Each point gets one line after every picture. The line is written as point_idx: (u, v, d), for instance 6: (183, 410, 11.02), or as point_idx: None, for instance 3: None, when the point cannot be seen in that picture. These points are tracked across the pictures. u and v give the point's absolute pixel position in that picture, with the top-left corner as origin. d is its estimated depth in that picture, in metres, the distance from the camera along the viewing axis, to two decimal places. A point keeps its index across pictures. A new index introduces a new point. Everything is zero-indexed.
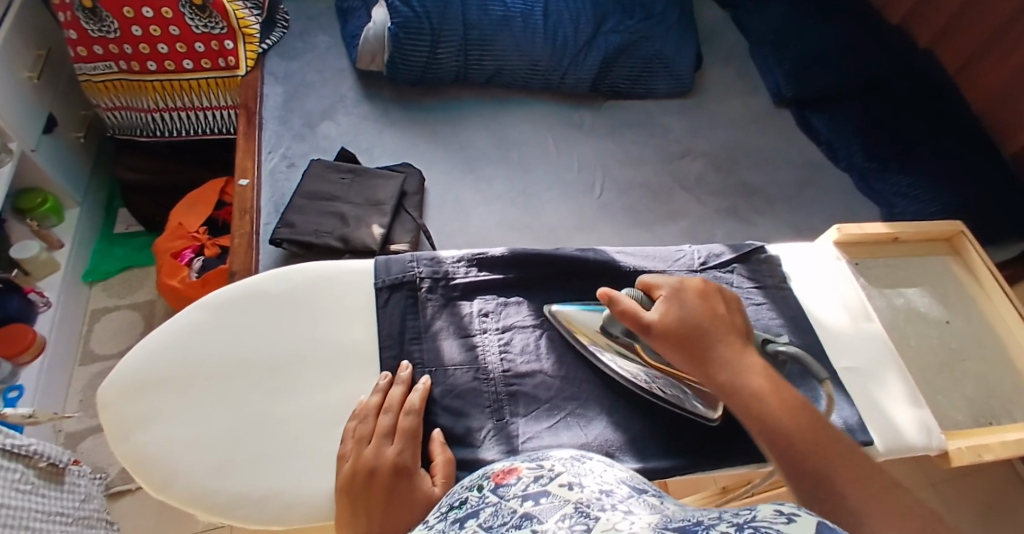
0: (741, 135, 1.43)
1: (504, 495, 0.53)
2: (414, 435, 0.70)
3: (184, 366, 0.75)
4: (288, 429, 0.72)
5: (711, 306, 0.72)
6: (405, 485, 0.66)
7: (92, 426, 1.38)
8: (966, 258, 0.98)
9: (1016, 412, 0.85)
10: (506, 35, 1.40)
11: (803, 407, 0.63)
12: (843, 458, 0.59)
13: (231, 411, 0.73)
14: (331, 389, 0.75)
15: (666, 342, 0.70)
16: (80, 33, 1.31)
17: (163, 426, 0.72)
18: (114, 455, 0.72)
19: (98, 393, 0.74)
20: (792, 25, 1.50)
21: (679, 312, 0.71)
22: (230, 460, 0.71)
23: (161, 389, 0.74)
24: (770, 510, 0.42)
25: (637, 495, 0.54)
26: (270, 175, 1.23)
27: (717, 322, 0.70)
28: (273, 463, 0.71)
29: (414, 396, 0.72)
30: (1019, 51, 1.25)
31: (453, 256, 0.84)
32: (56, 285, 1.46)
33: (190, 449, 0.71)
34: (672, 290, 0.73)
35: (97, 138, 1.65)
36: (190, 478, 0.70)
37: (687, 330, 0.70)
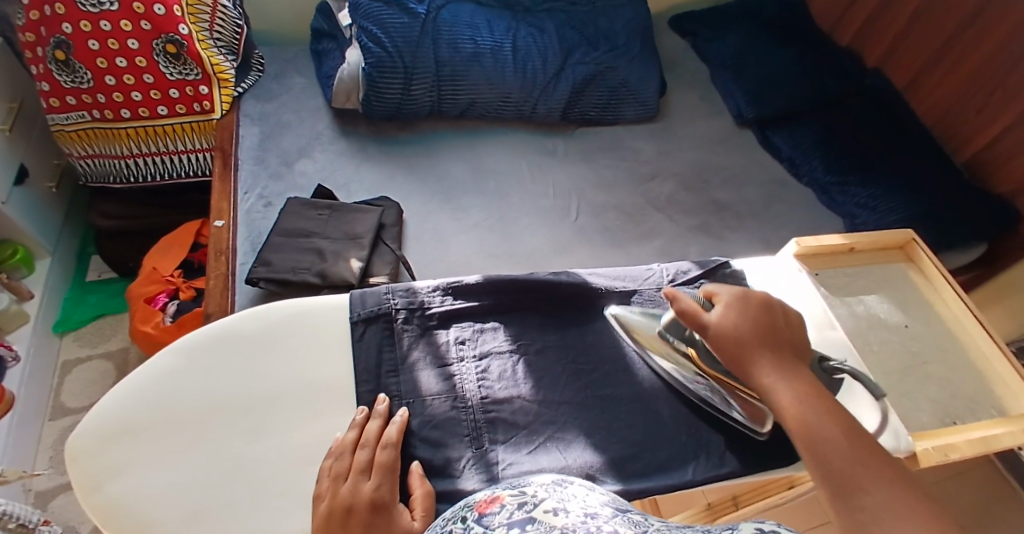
0: (709, 155, 1.46)
1: (488, 525, 0.53)
2: (392, 468, 0.70)
3: (158, 414, 0.74)
4: (264, 472, 0.72)
5: (770, 314, 0.73)
6: (384, 521, 0.66)
7: (63, 483, 1.34)
8: (919, 264, 1.00)
9: (983, 412, 0.87)
10: (477, 70, 1.42)
11: (843, 417, 0.65)
12: (871, 465, 0.60)
13: (207, 456, 0.72)
14: (309, 428, 0.74)
15: (721, 347, 0.72)
16: (53, 84, 1.31)
17: (137, 476, 0.71)
18: (86, 509, 0.70)
19: (68, 444, 0.73)
20: (750, 50, 1.56)
21: (736, 318, 0.72)
22: (204, 508, 0.70)
23: (134, 439, 0.73)
24: (751, 529, 0.47)
25: (622, 514, 0.55)
26: (245, 216, 1.23)
27: (772, 335, 0.71)
28: (248, 508, 0.70)
29: (391, 429, 0.72)
30: (966, 64, 1.31)
31: (428, 286, 0.84)
32: (27, 338, 1.44)
33: (163, 498, 0.70)
34: (731, 295, 0.74)
35: (70, 187, 1.65)
36: (164, 526, 0.69)
37: (743, 337, 0.71)
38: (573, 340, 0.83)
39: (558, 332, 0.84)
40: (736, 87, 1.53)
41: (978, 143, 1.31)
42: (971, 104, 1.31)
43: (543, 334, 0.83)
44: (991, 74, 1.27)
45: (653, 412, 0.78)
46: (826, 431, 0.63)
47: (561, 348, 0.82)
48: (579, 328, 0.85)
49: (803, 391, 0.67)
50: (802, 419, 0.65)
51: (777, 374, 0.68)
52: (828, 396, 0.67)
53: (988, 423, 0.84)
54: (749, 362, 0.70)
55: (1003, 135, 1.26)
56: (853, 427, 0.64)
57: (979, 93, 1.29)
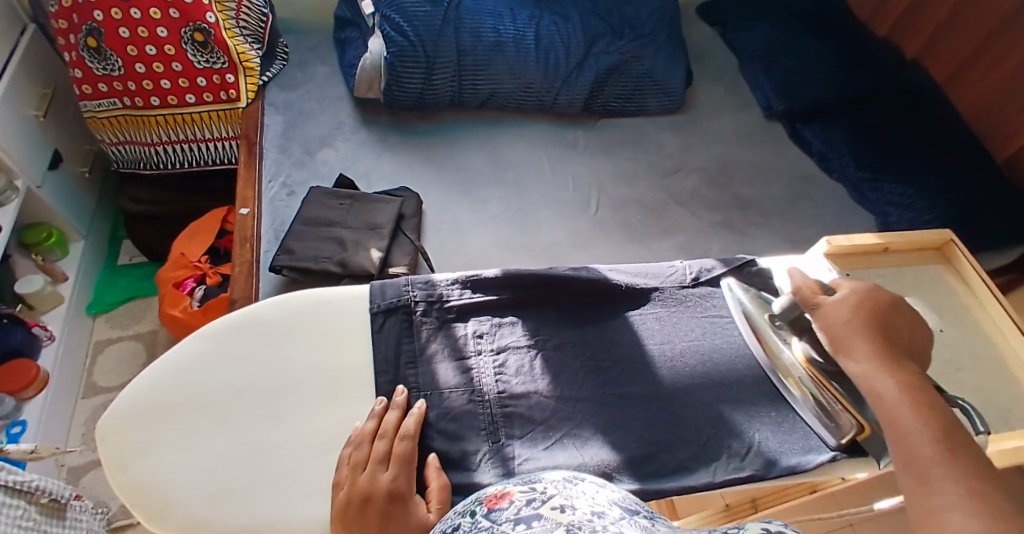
0: (734, 149, 1.44)
1: (496, 520, 0.54)
2: (409, 460, 0.70)
3: (183, 397, 0.76)
4: (285, 458, 0.73)
5: (894, 310, 0.68)
6: (402, 509, 0.66)
7: (94, 460, 1.38)
8: (957, 267, 0.98)
9: (1013, 420, 0.85)
10: (500, 61, 1.42)
11: (944, 416, 0.58)
12: (958, 463, 0.54)
13: (230, 440, 0.73)
14: (329, 416, 0.75)
15: (827, 328, 0.69)
16: (85, 71, 1.35)
17: (161, 457, 0.73)
18: (112, 487, 0.72)
19: (98, 424, 0.75)
20: (779, 41, 1.53)
21: (856, 305, 0.68)
22: (227, 491, 0.71)
23: (161, 421, 0.75)
24: (757, 529, 0.47)
25: (629, 516, 0.55)
26: (270, 203, 1.25)
27: (892, 327, 0.66)
28: (271, 492, 0.71)
29: (409, 421, 0.73)
30: (1009, 59, 1.27)
31: (447, 279, 0.84)
32: (60, 318, 1.48)
33: (188, 479, 0.72)
34: (860, 286, 0.70)
35: (101, 171, 1.70)
36: (190, 508, 0.70)
37: (852, 322, 0.67)
38: (591, 337, 0.83)
39: (576, 329, 0.83)
40: (765, 79, 1.50)
41: (1018, 140, 1.28)
42: (1012, 99, 1.28)
43: (559, 330, 0.83)
44: None
45: (669, 411, 0.78)
46: (917, 422, 0.58)
47: (578, 344, 0.82)
48: (596, 325, 0.84)
49: (904, 384, 0.61)
50: (892, 407, 0.60)
51: (879, 361, 0.63)
52: (932, 395, 0.61)
53: (1021, 432, 0.83)
54: (854, 346, 0.66)
55: None
56: (948, 430, 0.57)
57: (1019, 88, 1.26)
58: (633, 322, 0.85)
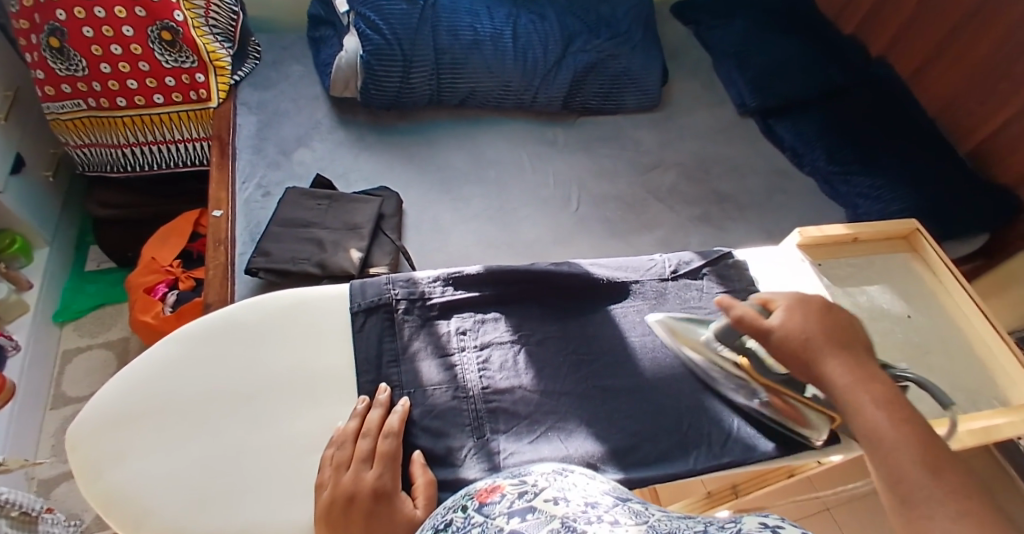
0: (711, 144, 1.46)
1: (488, 514, 0.53)
2: (394, 457, 0.70)
3: (160, 402, 0.74)
4: (266, 462, 0.71)
5: (836, 318, 0.71)
6: (388, 507, 0.66)
7: (65, 472, 1.34)
8: (923, 255, 0.99)
9: (983, 402, 0.87)
10: (477, 58, 1.41)
11: (914, 420, 0.61)
12: (935, 467, 0.57)
13: (209, 444, 0.72)
14: (311, 418, 0.74)
15: (784, 348, 0.71)
16: (48, 72, 1.31)
17: (136, 466, 0.71)
18: (86, 497, 0.70)
19: (69, 434, 0.72)
20: (752, 38, 1.55)
21: (801, 320, 0.71)
22: (207, 497, 0.69)
23: (137, 429, 0.73)
24: (755, 522, 0.48)
25: (622, 503, 0.55)
26: (244, 205, 1.23)
27: (842, 334, 0.70)
28: (252, 496, 0.70)
29: (393, 418, 0.72)
30: (973, 52, 1.30)
31: (428, 276, 0.83)
32: (26, 327, 1.44)
33: (165, 486, 0.70)
34: (792, 301, 0.73)
35: (68, 175, 1.65)
36: (168, 516, 0.68)
37: (807, 337, 0.70)
38: (575, 332, 0.83)
39: (559, 323, 0.83)
40: (739, 76, 1.52)
41: (984, 132, 1.31)
42: (977, 92, 1.31)
43: (543, 325, 0.83)
44: (998, 63, 1.26)
45: (654, 401, 0.78)
46: (893, 429, 0.60)
47: (561, 338, 0.82)
48: (580, 319, 0.84)
49: (874, 393, 0.64)
50: (868, 418, 0.62)
51: (846, 372, 0.66)
52: (898, 398, 0.64)
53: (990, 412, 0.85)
54: (818, 360, 0.68)
55: (1009, 123, 1.26)
56: (928, 434, 0.60)
57: (985, 81, 1.29)
58: (615, 316, 0.85)
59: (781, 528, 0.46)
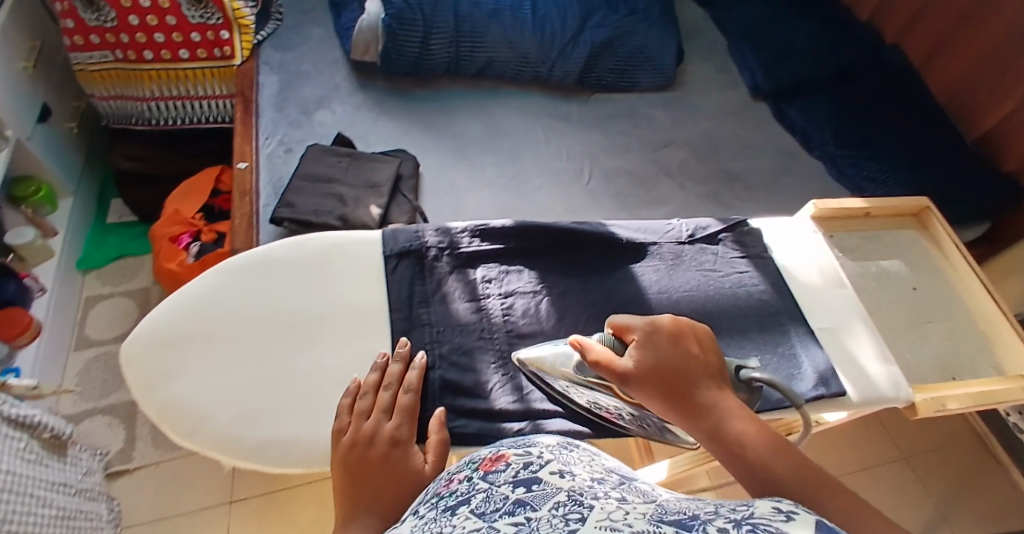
0: (722, 125, 1.49)
1: (494, 482, 0.54)
2: (413, 412, 0.73)
3: (205, 324, 0.78)
4: (308, 382, 0.76)
5: (685, 347, 0.68)
6: (400, 457, 0.68)
7: (89, 409, 1.40)
8: (932, 231, 1.04)
9: (978, 369, 0.92)
10: (496, 28, 1.45)
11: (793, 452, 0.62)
12: (831, 497, 0.57)
13: (255, 365, 0.76)
14: (348, 346, 0.78)
15: (649, 391, 0.66)
16: (78, 21, 1.34)
17: (187, 381, 0.75)
18: (141, 407, 0.74)
19: (122, 349, 0.77)
20: (767, 23, 1.58)
21: (655, 357, 0.67)
22: (253, 409, 0.74)
23: (185, 347, 0.77)
24: (768, 507, 0.49)
25: (627, 482, 0.59)
26: (267, 159, 1.27)
27: (696, 366, 0.67)
28: (295, 411, 0.74)
29: (412, 374, 0.75)
30: (983, 42, 1.34)
31: (458, 227, 0.88)
32: (52, 271, 1.48)
33: (214, 399, 0.74)
34: (641, 332, 0.69)
35: (90, 128, 1.69)
36: (217, 426, 0.73)
37: (667, 377, 0.66)
38: (595, 286, 0.87)
39: (581, 279, 0.87)
40: (754, 58, 1.55)
41: (991, 121, 1.35)
42: (986, 81, 1.35)
43: (565, 278, 0.87)
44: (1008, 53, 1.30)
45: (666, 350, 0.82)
46: (781, 468, 0.60)
47: (581, 292, 0.86)
48: (599, 276, 0.88)
49: (744, 430, 0.63)
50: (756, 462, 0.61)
51: (719, 417, 0.64)
52: (771, 431, 0.64)
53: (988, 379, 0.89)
54: (686, 401, 0.65)
55: (1015, 113, 1.30)
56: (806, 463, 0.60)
57: (994, 70, 1.33)
58: (636, 274, 0.89)
59: (795, 515, 0.47)
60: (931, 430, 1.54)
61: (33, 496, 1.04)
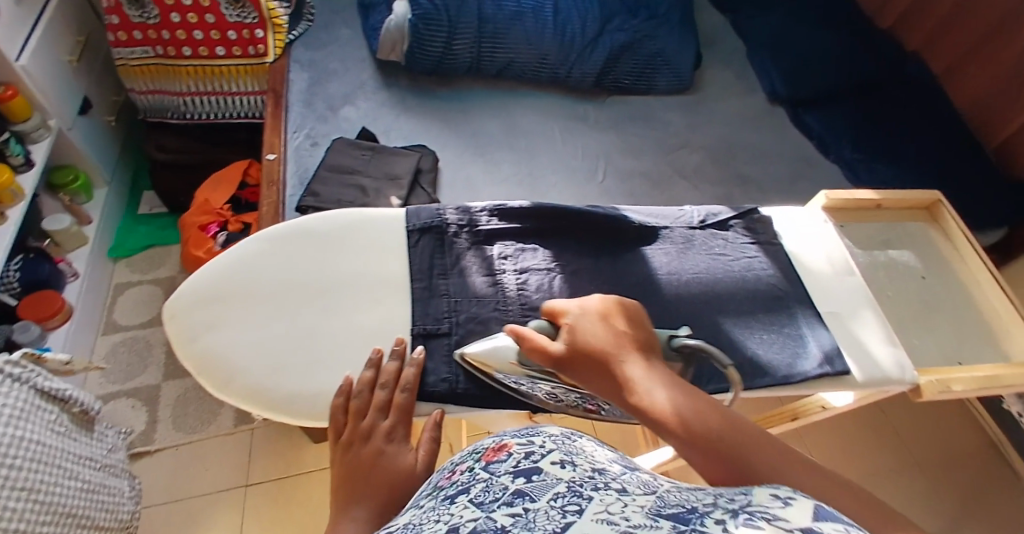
0: (737, 128, 1.52)
1: (494, 472, 0.55)
2: (408, 410, 0.74)
3: (243, 285, 0.81)
4: (339, 342, 0.80)
5: (613, 324, 0.68)
6: (392, 453, 0.69)
7: (114, 391, 1.45)
8: (942, 225, 1.05)
9: (986, 356, 0.93)
10: (518, 29, 1.49)
11: (718, 409, 0.61)
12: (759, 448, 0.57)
13: (288, 325, 0.80)
14: (377, 310, 0.82)
15: (580, 371, 0.66)
16: (122, 18, 1.40)
17: (226, 335, 0.79)
18: (181, 358, 0.78)
19: (166, 304, 0.80)
20: (784, 29, 1.62)
21: (583, 338, 0.67)
22: (287, 364, 0.78)
23: (223, 304, 0.80)
24: (766, 495, 0.50)
25: (630, 471, 0.59)
26: (295, 151, 1.32)
27: (624, 340, 0.66)
28: (326, 368, 0.78)
29: (408, 372, 0.76)
30: (1001, 51, 1.36)
31: (477, 206, 0.91)
32: (85, 257, 1.54)
33: (250, 354, 0.78)
34: (572, 316, 0.70)
35: (127, 122, 1.76)
36: (252, 379, 0.77)
37: (596, 354, 0.65)
38: (607, 266, 0.90)
39: (593, 258, 0.90)
40: (772, 63, 1.58)
41: (1008, 130, 1.37)
42: (1004, 90, 1.37)
43: (578, 258, 0.90)
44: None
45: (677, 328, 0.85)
46: (710, 425, 0.59)
47: (594, 272, 0.89)
48: (613, 257, 0.91)
49: (671, 394, 0.62)
50: (683, 420, 0.59)
51: (647, 382, 0.62)
52: (698, 391, 0.62)
53: (991, 364, 0.91)
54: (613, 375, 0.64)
55: None
56: (733, 419, 0.60)
57: (1014, 80, 1.35)
58: (647, 256, 0.91)
59: (792, 500, 0.48)
60: (943, 438, 1.54)
61: (61, 468, 1.08)
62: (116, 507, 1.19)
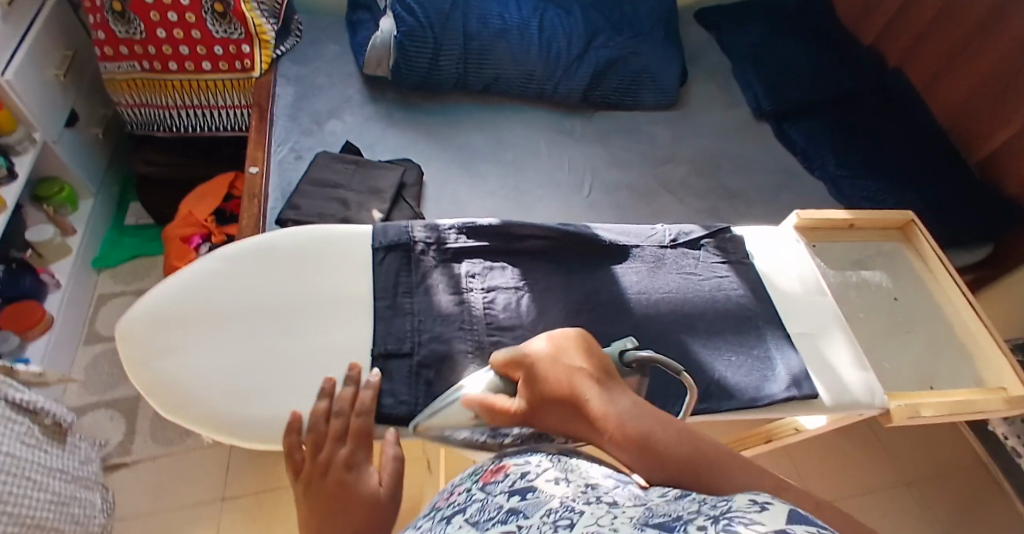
0: (724, 143, 1.52)
1: (489, 491, 0.54)
2: (366, 433, 0.73)
3: (200, 306, 0.81)
4: (296, 364, 0.79)
5: (567, 366, 0.66)
6: (353, 479, 0.67)
7: (92, 404, 1.45)
8: (917, 245, 1.04)
9: (959, 379, 0.92)
10: (503, 46, 1.50)
11: (677, 425, 0.62)
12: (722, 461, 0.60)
13: (245, 347, 0.79)
14: (336, 331, 0.81)
15: (547, 423, 0.65)
16: (108, 33, 1.40)
17: (179, 357, 0.78)
18: (132, 382, 0.77)
19: (119, 325, 0.79)
20: (768, 47, 1.62)
21: (541, 390, 0.65)
22: (241, 387, 0.77)
23: (179, 326, 0.80)
24: (746, 499, 0.45)
25: (624, 484, 0.56)
26: (278, 165, 1.31)
27: (580, 377, 0.65)
28: (281, 391, 0.77)
29: (363, 394, 0.76)
30: (983, 67, 1.36)
31: (446, 224, 0.91)
32: (68, 268, 1.54)
33: (204, 377, 0.77)
34: (525, 367, 0.68)
35: (116, 135, 1.76)
36: (204, 402, 0.76)
37: (559, 403, 0.64)
38: (577, 284, 0.89)
39: (564, 277, 0.90)
40: (757, 80, 1.58)
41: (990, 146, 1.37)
42: (986, 104, 1.37)
43: (547, 276, 0.89)
44: (1005, 80, 1.33)
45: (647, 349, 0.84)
46: (676, 447, 0.60)
47: (563, 290, 0.88)
48: (583, 276, 0.90)
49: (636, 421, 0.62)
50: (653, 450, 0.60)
51: (612, 416, 0.62)
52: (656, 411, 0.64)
53: (962, 389, 0.90)
54: (581, 420, 0.63)
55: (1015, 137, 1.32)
56: (694, 434, 0.62)
57: (996, 95, 1.35)
58: (617, 275, 0.91)
59: (768, 503, 0.43)
60: (932, 456, 1.52)
61: (30, 479, 1.08)
62: (87, 520, 1.19)
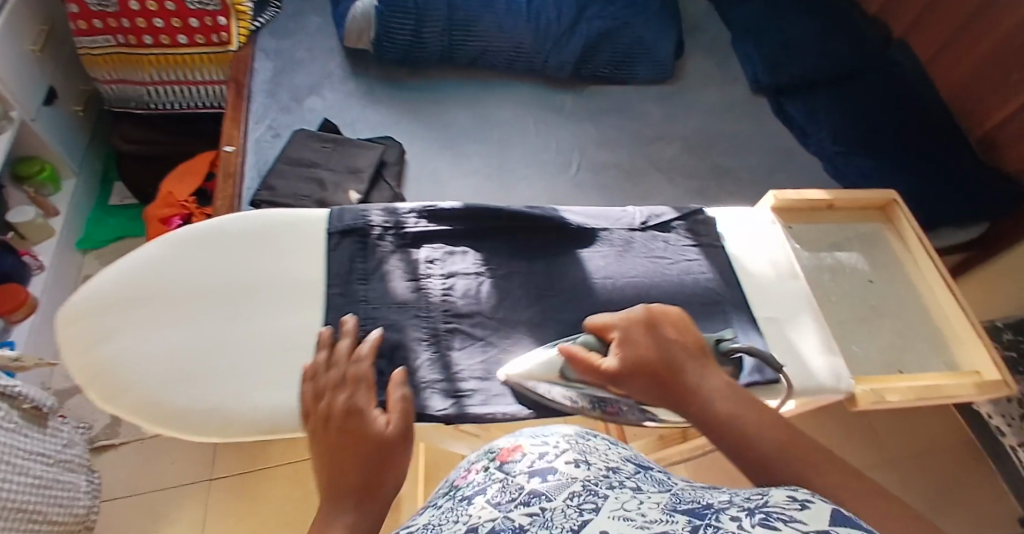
0: (716, 119, 1.47)
1: (510, 472, 0.53)
2: (368, 376, 0.72)
3: (145, 291, 0.79)
4: (241, 351, 0.77)
5: (659, 335, 0.69)
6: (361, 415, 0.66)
7: (75, 385, 1.45)
8: (897, 226, 1.01)
9: (929, 365, 0.90)
10: (488, 17, 1.45)
11: (770, 413, 0.61)
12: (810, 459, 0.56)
13: (189, 333, 0.78)
14: (284, 317, 0.80)
15: (634, 384, 0.67)
16: (82, 6, 1.38)
17: (121, 344, 0.77)
18: (71, 368, 0.76)
19: (61, 310, 0.78)
20: (767, 17, 1.56)
21: (634, 352, 0.68)
22: (184, 375, 0.76)
23: (122, 312, 0.78)
24: (783, 496, 0.42)
25: (646, 471, 0.53)
26: (254, 144, 1.29)
27: (678, 351, 0.68)
28: (224, 379, 0.76)
29: (362, 347, 0.75)
30: (989, 38, 1.31)
31: (406, 208, 0.89)
32: (51, 250, 1.53)
33: (146, 364, 0.76)
34: (622, 330, 0.71)
35: (96, 111, 1.74)
36: (144, 389, 0.75)
37: (653, 367, 0.66)
38: (541, 269, 0.87)
39: (527, 261, 0.88)
40: (754, 51, 1.52)
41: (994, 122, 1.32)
42: (991, 79, 1.31)
43: (511, 260, 0.87)
44: (1011, 53, 1.27)
45: None
46: (759, 432, 0.59)
47: (527, 275, 0.86)
48: (551, 260, 0.88)
49: (726, 402, 0.62)
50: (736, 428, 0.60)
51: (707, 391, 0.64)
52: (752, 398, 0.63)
53: (930, 374, 0.88)
54: (672, 387, 0.65)
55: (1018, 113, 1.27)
56: (791, 426, 0.59)
57: (1000, 69, 1.29)
58: (582, 258, 0.88)
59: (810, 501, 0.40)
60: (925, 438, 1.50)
61: (11, 464, 1.08)
62: (71, 502, 1.20)
